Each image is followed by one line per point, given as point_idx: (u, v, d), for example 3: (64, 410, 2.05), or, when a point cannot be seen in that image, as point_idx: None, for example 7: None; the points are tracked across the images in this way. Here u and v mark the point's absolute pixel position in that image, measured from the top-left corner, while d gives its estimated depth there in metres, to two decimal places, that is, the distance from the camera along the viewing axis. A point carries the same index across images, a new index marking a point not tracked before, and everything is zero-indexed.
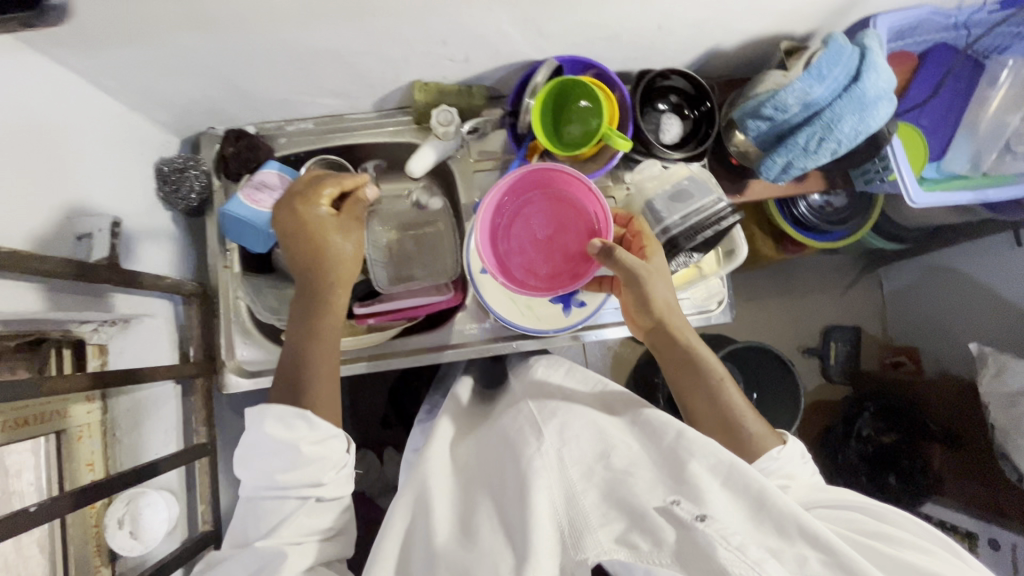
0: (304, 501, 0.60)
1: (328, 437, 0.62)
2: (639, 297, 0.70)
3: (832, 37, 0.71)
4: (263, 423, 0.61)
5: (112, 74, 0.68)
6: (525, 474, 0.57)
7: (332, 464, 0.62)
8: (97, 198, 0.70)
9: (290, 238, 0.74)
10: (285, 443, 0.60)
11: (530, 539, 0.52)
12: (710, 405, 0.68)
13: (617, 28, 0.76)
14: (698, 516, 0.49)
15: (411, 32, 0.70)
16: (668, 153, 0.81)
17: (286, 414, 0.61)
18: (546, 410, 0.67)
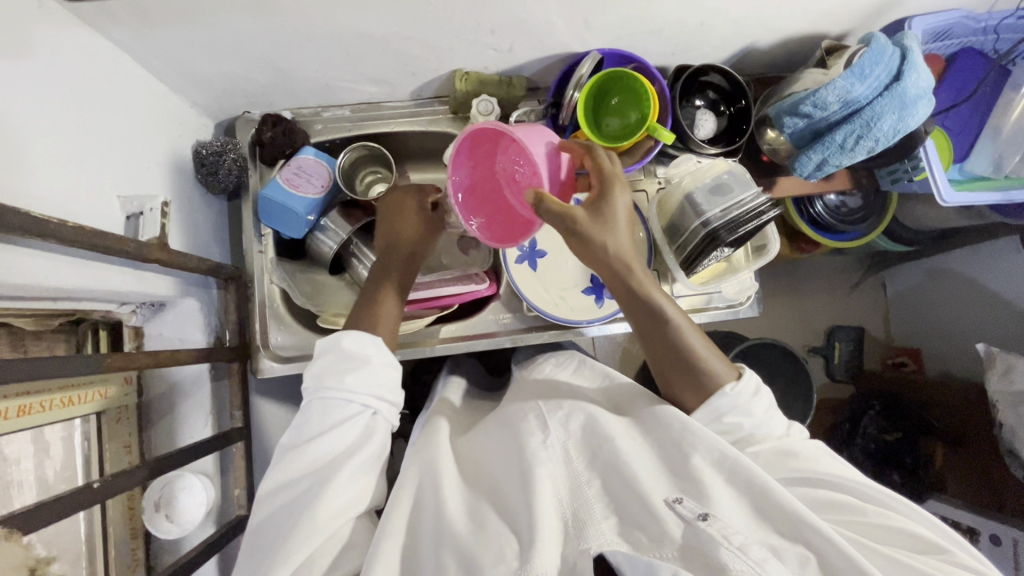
0: (363, 415, 0.61)
1: (389, 364, 0.64)
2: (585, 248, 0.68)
3: (874, 37, 0.72)
4: (339, 340, 0.63)
5: (158, 52, 0.68)
6: (529, 463, 0.57)
7: (393, 387, 0.64)
8: (139, 178, 0.70)
9: (388, 211, 0.79)
10: (356, 359, 0.62)
11: (531, 522, 0.51)
12: (664, 353, 0.66)
13: (661, 23, 0.76)
14: (701, 516, 0.49)
15: (461, 19, 0.70)
16: (705, 147, 0.84)
17: (363, 336, 0.64)
18: (553, 401, 0.68)
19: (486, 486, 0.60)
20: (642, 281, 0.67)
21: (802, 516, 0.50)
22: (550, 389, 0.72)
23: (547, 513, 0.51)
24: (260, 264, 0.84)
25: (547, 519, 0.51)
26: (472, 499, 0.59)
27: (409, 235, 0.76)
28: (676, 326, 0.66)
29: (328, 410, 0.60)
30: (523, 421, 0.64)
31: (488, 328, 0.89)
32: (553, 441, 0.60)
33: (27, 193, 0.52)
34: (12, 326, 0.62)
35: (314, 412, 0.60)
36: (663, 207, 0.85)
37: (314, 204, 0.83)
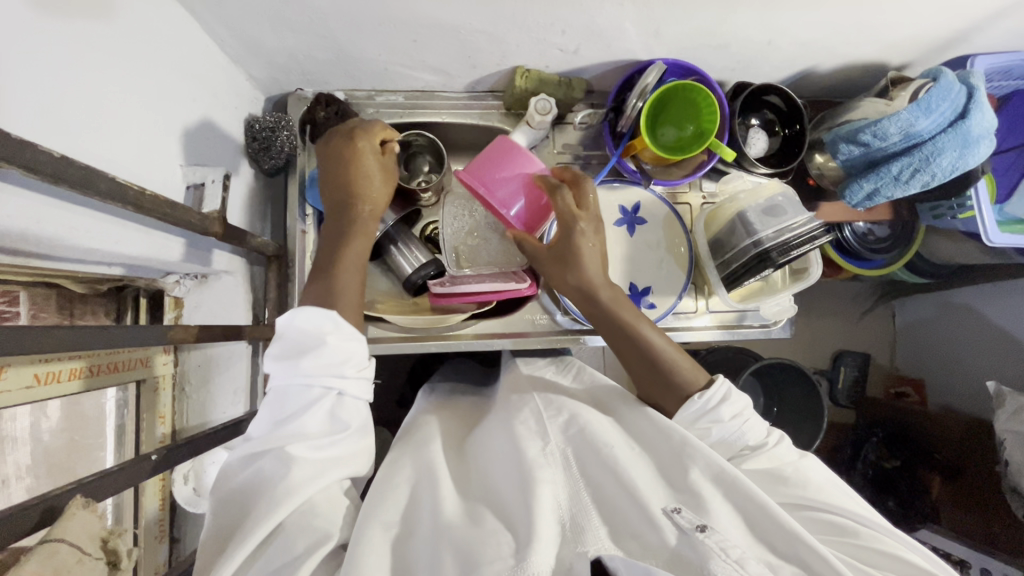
0: (327, 393, 0.56)
1: (352, 336, 0.59)
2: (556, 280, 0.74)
3: (942, 73, 0.73)
4: (294, 318, 0.58)
5: (227, 21, 0.67)
6: (529, 466, 0.54)
7: (355, 363, 0.58)
8: (198, 148, 0.69)
9: (332, 179, 0.71)
10: (310, 338, 0.57)
11: (529, 519, 0.48)
12: (636, 366, 0.68)
13: (730, 38, 0.76)
14: (699, 526, 0.48)
15: (536, 17, 0.69)
16: (757, 166, 0.83)
17: (316, 313, 0.58)
18: (554, 405, 0.66)
19: (481, 485, 0.58)
20: (614, 303, 0.70)
21: (791, 531, 0.50)
22: (541, 392, 0.70)
23: (545, 511, 0.49)
24: (303, 244, 0.84)
25: (547, 521, 0.48)
26: (471, 500, 0.56)
27: (369, 202, 0.71)
28: (649, 343, 0.67)
29: (290, 393, 0.56)
30: (524, 424, 0.62)
31: (524, 327, 0.90)
32: (553, 447, 0.58)
33: (100, 156, 0.52)
34: (60, 285, 0.62)
35: (277, 397, 0.56)
36: (712, 221, 0.85)
37: None
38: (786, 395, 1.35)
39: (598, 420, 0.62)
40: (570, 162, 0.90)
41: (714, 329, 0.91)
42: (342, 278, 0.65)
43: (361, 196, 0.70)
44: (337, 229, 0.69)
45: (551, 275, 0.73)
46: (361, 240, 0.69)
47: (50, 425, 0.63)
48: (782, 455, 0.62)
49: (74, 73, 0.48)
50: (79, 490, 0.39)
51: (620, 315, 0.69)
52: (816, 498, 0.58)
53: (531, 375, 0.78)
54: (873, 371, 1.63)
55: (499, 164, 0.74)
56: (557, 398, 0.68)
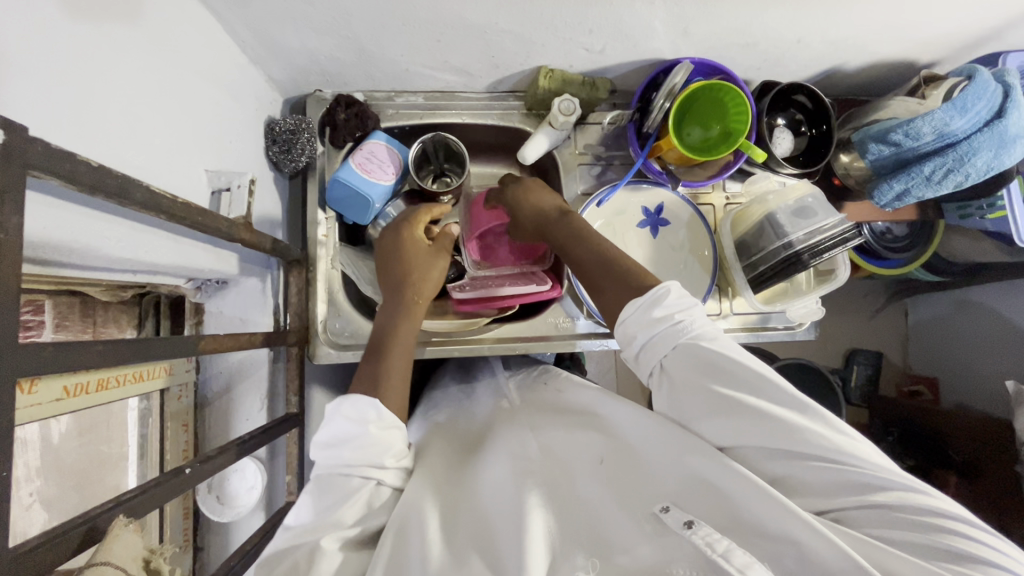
0: (367, 482, 0.55)
1: (394, 424, 0.59)
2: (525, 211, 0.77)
3: (977, 71, 0.71)
4: (341, 405, 0.58)
5: (249, 21, 0.65)
6: (520, 494, 0.52)
7: (394, 452, 0.58)
8: (221, 151, 0.67)
9: (387, 264, 0.77)
10: (357, 430, 0.56)
11: (519, 550, 0.46)
12: (586, 271, 0.68)
13: (759, 36, 0.75)
14: (687, 524, 0.46)
15: (564, 16, 0.68)
16: (783, 166, 0.82)
17: (362, 401, 0.58)
18: (540, 424, 0.64)
19: (463, 502, 0.56)
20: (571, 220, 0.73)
21: (783, 504, 0.44)
22: (528, 411, 0.68)
23: (538, 540, 0.47)
24: (324, 248, 0.83)
25: (537, 548, 0.47)
26: (458, 520, 0.53)
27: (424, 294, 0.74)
28: (600, 246, 0.68)
29: (327, 485, 0.54)
30: (513, 443, 0.60)
31: (547, 331, 0.88)
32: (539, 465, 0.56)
33: (126, 161, 0.50)
34: (83, 293, 0.60)
35: (315, 490, 0.54)
36: (739, 222, 0.84)
37: (384, 191, 0.82)
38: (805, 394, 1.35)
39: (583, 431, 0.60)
40: (591, 163, 0.89)
41: (738, 331, 0.89)
42: (387, 363, 0.65)
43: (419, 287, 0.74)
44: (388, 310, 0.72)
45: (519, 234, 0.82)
46: (411, 329, 0.70)
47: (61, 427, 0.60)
48: (742, 383, 0.51)
49: (102, 77, 0.47)
50: (120, 508, 0.38)
51: (561, 227, 0.73)
52: (809, 446, 0.48)
53: (521, 394, 0.76)
54: (886, 369, 1.63)
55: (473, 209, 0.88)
56: (543, 416, 0.66)
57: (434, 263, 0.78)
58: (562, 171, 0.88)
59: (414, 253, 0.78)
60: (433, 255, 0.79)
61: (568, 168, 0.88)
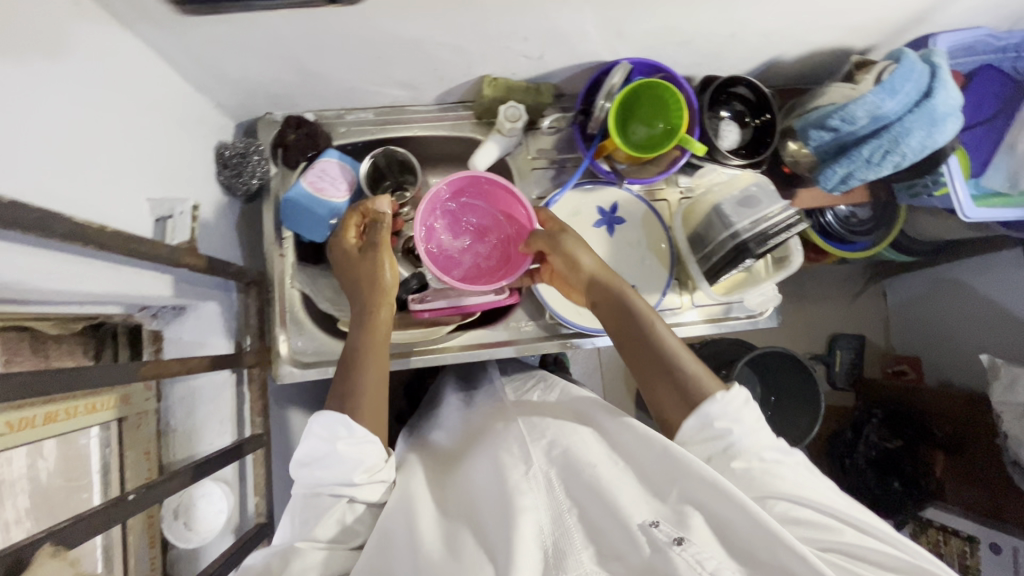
0: (338, 499, 0.60)
1: (365, 439, 0.62)
2: (567, 260, 0.75)
3: (903, 54, 0.73)
4: (311, 424, 0.63)
5: (189, 51, 0.66)
6: (510, 492, 0.54)
7: (366, 467, 0.62)
8: (169, 179, 0.68)
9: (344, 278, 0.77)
10: (324, 450, 0.61)
11: (509, 549, 0.48)
12: (645, 368, 0.70)
13: (693, 34, 0.76)
14: (676, 540, 0.48)
15: (496, 25, 0.69)
16: (730, 158, 0.83)
17: (331, 420, 0.62)
18: (537, 429, 0.66)
19: (458, 515, 0.59)
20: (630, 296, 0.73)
21: (773, 533, 0.49)
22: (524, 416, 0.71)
23: (528, 536, 0.49)
24: (280, 268, 0.83)
25: (529, 545, 0.48)
26: (449, 531, 0.57)
27: (374, 297, 0.72)
28: (662, 342, 0.70)
29: (308, 504, 0.61)
30: (505, 450, 0.62)
31: (510, 335, 0.88)
32: (536, 471, 0.58)
33: (57, 195, 0.50)
34: (34, 328, 0.61)
35: (297, 503, 0.62)
36: (689, 217, 0.86)
37: (339, 207, 0.83)
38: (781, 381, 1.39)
39: (576, 438, 0.63)
40: (545, 167, 0.90)
41: (703, 324, 0.90)
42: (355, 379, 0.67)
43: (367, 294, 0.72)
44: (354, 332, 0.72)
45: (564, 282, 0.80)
46: (374, 336, 0.70)
47: (53, 469, 0.61)
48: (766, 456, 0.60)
49: (28, 114, 0.48)
50: (45, 540, 0.39)
51: (622, 318, 0.72)
52: (812, 501, 0.56)
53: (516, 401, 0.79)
54: (869, 352, 1.66)
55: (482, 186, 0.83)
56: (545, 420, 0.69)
57: (384, 268, 0.73)
58: (516, 177, 0.90)
59: (364, 267, 0.74)
60: (377, 258, 0.73)
61: (522, 174, 0.89)
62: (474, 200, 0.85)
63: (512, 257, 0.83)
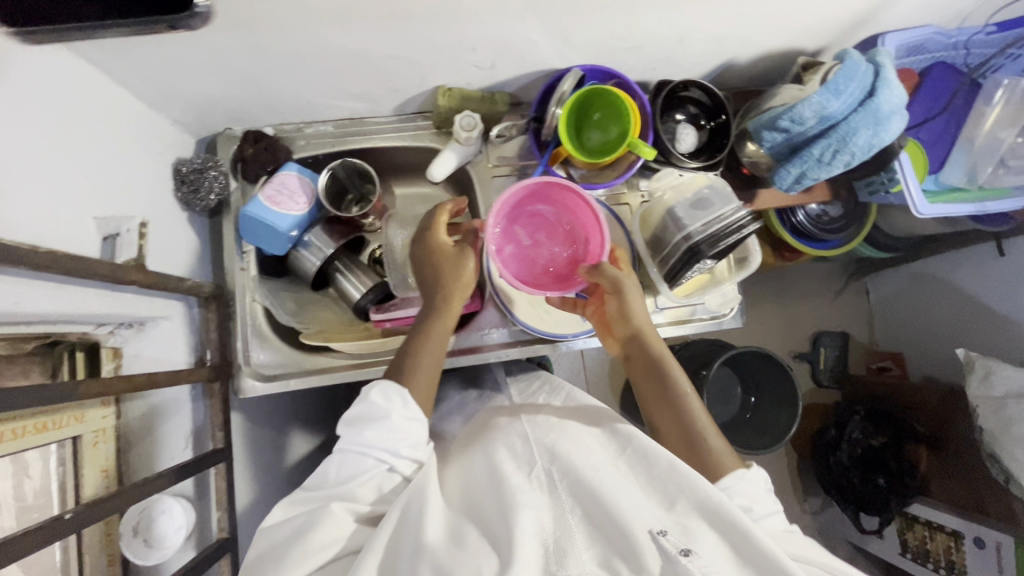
0: (380, 464, 0.63)
1: (415, 416, 0.66)
2: (616, 307, 0.77)
3: (847, 54, 0.74)
4: (369, 391, 0.66)
5: (137, 70, 0.67)
6: (512, 491, 0.56)
7: (412, 442, 0.65)
8: (122, 197, 0.69)
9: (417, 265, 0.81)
10: (381, 414, 0.64)
11: (508, 546, 0.50)
12: (668, 426, 0.73)
13: (641, 39, 0.77)
14: (683, 551, 0.49)
15: (442, 37, 0.70)
16: (685, 161, 0.83)
17: (390, 389, 0.66)
18: (541, 428, 0.67)
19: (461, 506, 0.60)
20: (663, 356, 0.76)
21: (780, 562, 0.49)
22: (529, 415, 0.72)
23: (527, 536, 0.51)
24: (242, 282, 0.84)
25: (527, 545, 0.50)
26: (454, 519, 0.57)
27: (448, 295, 0.76)
28: (689, 408, 0.72)
29: (346, 462, 0.63)
30: (510, 451, 0.63)
31: (475, 343, 0.88)
32: (537, 471, 0.60)
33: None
34: None
35: (334, 461, 0.64)
36: (646, 221, 0.86)
37: (297, 220, 0.83)
38: (761, 379, 1.39)
39: (579, 439, 0.64)
40: (506, 174, 0.90)
41: (669, 326, 0.91)
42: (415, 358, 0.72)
43: (444, 286, 0.77)
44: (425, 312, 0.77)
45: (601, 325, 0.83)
46: (439, 329, 0.75)
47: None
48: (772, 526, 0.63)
49: None
50: None
51: (653, 375, 0.75)
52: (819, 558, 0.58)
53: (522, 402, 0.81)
54: (854, 349, 1.66)
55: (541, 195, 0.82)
56: (557, 420, 0.70)
57: (461, 264, 0.78)
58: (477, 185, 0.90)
59: (443, 261, 0.79)
60: (460, 254, 0.79)
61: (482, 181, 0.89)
62: (544, 209, 0.84)
63: (568, 277, 0.82)
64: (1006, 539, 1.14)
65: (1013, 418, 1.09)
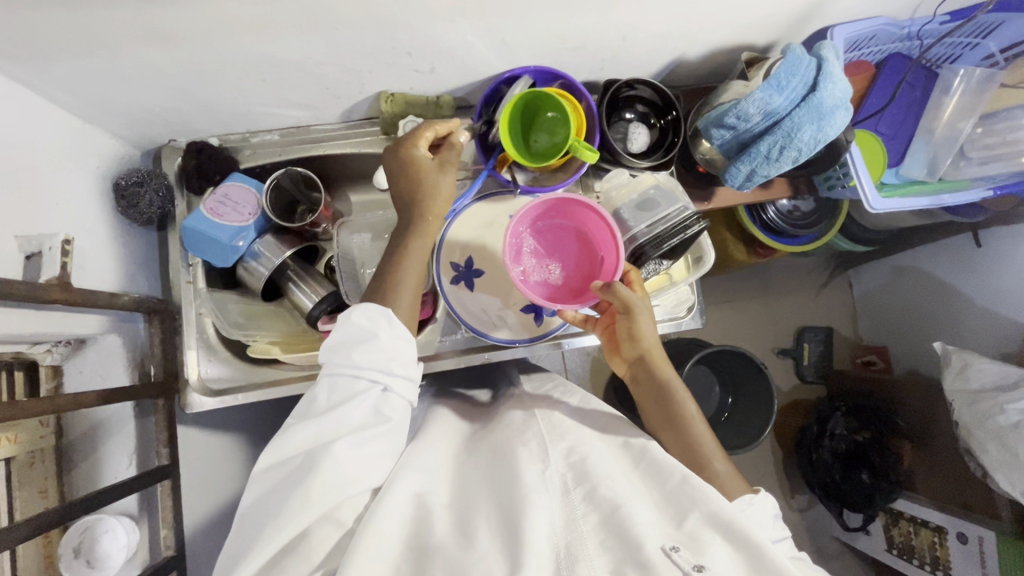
0: (373, 387, 0.58)
1: (402, 336, 0.61)
2: (626, 327, 0.76)
3: (790, 49, 0.73)
4: (349, 314, 0.61)
5: (63, 85, 0.66)
6: (524, 491, 0.56)
7: (403, 361, 0.60)
8: (52, 214, 0.68)
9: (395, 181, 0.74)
10: (365, 332, 0.59)
11: (517, 547, 0.50)
12: (675, 446, 0.74)
13: (582, 39, 0.76)
14: (695, 566, 0.49)
15: (374, 42, 0.69)
16: (635, 162, 0.81)
17: (373, 310, 0.61)
18: (555, 433, 0.69)
19: (469, 499, 0.60)
20: (669, 378, 0.76)
21: None
22: (544, 414, 0.74)
23: (539, 540, 0.51)
24: (189, 294, 0.83)
25: (538, 547, 0.50)
26: (461, 516, 0.57)
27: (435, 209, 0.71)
28: (695, 433, 0.72)
29: (337, 385, 0.57)
30: (526, 449, 0.64)
31: (427, 351, 0.87)
32: (552, 471, 0.60)
33: None
34: None
35: (322, 387, 0.58)
36: None
37: (241, 231, 0.82)
38: (738, 378, 1.37)
39: (595, 449, 0.66)
40: (462, 178, 0.88)
41: None
42: (398, 274, 0.68)
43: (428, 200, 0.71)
44: (404, 231, 0.71)
45: (611, 342, 0.82)
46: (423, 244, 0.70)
47: None
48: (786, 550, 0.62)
49: None
50: None
51: (658, 395, 0.76)
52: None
53: (534, 396, 0.82)
54: (839, 344, 1.63)
55: (562, 210, 0.79)
56: (580, 432, 0.70)
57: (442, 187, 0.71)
58: None
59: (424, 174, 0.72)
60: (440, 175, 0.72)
61: None
62: (563, 223, 0.80)
63: (583, 291, 0.78)
64: (987, 533, 1.11)
65: (988, 412, 1.06)
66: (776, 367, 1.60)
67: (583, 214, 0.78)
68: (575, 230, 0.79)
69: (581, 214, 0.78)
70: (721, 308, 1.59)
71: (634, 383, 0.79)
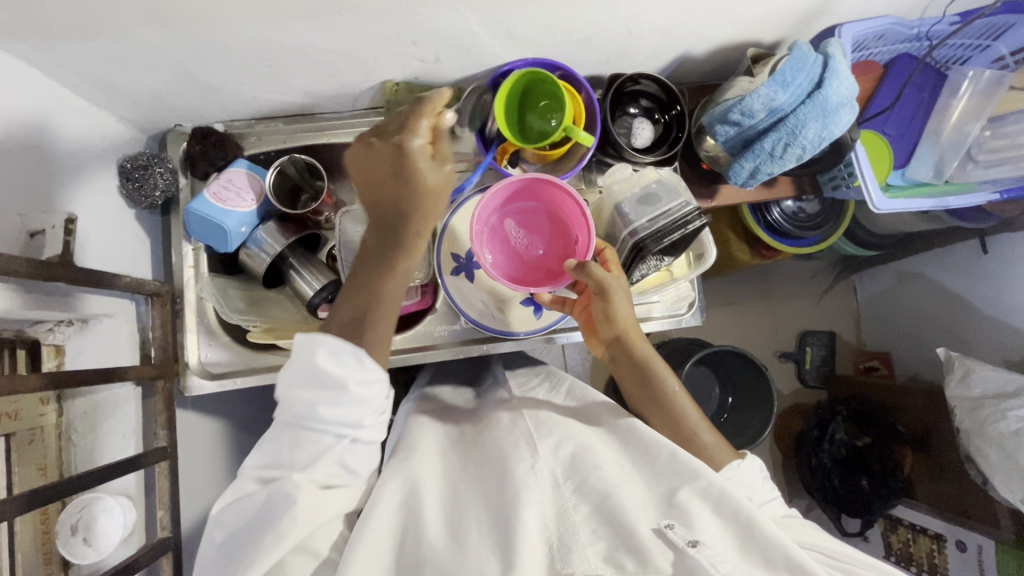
0: (340, 440, 0.55)
1: (376, 378, 0.56)
2: (601, 308, 0.75)
3: (796, 45, 0.72)
4: (314, 350, 0.54)
5: (69, 66, 0.66)
6: (516, 489, 0.55)
7: (375, 410, 0.56)
8: (52, 194, 0.69)
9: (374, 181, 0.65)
10: (331, 377, 0.53)
11: (512, 544, 0.50)
12: (659, 420, 0.74)
13: (586, 32, 0.76)
14: (690, 542, 0.50)
15: (379, 30, 0.69)
16: (639, 157, 0.82)
17: (342, 349, 0.54)
18: (544, 429, 0.67)
19: (461, 502, 0.59)
20: (647, 354, 0.76)
21: (785, 553, 0.51)
22: (530, 412, 0.72)
23: (531, 533, 0.51)
24: (190, 279, 0.84)
25: (532, 540, 0.51)
26: (452, 513, 0.58)
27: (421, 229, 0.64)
28: (677, 407, 0.73)
29: (298, 441, 0.54)
30: (516, 448, 0.63)
31: (426, 341, 0.88)
32: (542, 466, 0.59)
33: None
34: None
35: (284, 437, 0.55)
36: (597, 219, 0.85)
37: (244, 217, 0.82)
38: (738, 380, 1.36)
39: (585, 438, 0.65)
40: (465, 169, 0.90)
41: None
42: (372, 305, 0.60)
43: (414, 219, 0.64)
44: (381, 250, 0.63)
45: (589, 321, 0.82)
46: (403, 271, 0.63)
47: None
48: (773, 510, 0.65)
49: None
50: None
51: (638, 374, 0.76)
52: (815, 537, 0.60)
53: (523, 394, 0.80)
54: (841, 349, 1.62)
55: (532, 190, 0.78)
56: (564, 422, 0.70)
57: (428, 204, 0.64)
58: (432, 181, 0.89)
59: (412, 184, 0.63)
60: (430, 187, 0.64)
61: None
62: (534, 204, 0.80)
63: (555, 272, 0.78)
64: (987, 542, 1.13)
65: (988, 419, 1.05)
66: (778, 370, 1.59)
67: (553, 193, 0.77)
68: (546, 209, 0.80)
69: (551, 193, 0.78)
70: (723, 309, 1.58)
71: (614, 361, 0.79)
